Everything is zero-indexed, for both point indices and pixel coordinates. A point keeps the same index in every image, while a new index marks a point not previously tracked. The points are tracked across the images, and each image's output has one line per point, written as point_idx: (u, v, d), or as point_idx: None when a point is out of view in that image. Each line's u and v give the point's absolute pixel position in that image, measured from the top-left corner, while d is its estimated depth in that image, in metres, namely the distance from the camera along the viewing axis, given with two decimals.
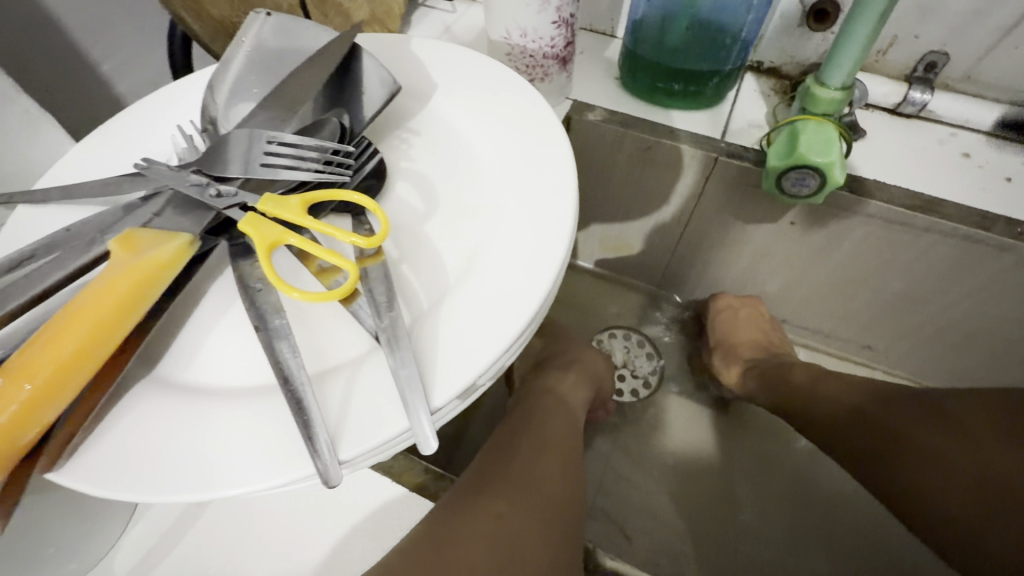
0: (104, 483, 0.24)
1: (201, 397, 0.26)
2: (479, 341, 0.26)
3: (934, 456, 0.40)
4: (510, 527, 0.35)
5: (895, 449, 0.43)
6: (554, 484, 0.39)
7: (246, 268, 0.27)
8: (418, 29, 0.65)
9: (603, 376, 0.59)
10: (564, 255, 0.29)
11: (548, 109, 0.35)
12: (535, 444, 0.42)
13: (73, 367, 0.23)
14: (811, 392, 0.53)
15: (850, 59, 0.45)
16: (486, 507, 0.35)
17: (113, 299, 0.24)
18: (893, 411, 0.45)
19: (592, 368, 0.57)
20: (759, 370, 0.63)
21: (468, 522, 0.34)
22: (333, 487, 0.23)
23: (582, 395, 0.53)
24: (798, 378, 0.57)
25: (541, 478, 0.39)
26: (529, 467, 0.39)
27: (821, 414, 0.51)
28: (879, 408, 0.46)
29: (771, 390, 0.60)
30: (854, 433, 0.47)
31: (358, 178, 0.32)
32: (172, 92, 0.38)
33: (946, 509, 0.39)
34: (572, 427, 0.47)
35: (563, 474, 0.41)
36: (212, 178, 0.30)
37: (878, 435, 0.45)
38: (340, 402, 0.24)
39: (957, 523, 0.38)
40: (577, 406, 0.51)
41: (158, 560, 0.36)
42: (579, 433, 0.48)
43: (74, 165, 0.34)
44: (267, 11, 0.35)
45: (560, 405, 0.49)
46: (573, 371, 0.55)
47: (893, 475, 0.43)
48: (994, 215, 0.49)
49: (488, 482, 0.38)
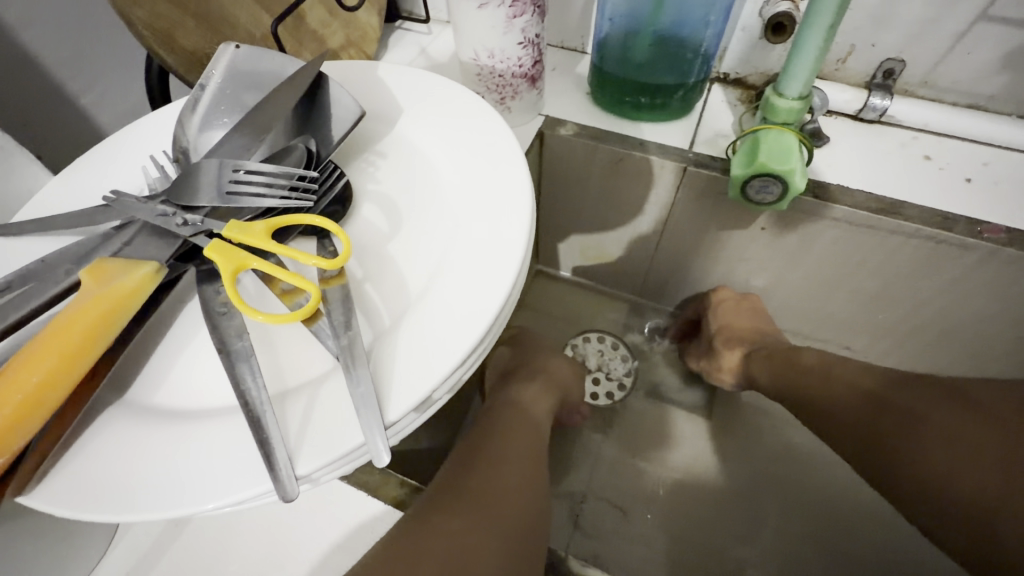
0: (69, 505, 0.25)
1: (169, 419, 0.27)
2: (436, 355, 0.27)
3: (941, 429, 0.40)
4: (472, 540, 0.35)
5: (908, 428, 0.42)
6: (518, 499, 0.40)
7: (210, 294, 0.28)
8: (395, 51, 0.67)
9: (572, 383, 0.60)
10: (519, 270, 0.30)
11: (505, 128, 0.36)
12: (500, 458, 0.43)
13: (43, 392, 0.24)
14: (825, 373, 0.52)
15: (804, 71, 0.46)
16: (446, 522, 0.35)
17: (81, 327, 0.25)
18: (904, 389, 0.44)
19: (559, 378, 0.58)
20: (766, 353, 0.61)
21: (428, 536, 0.34)
22: (289, 501, 0.24)
23: (547, 407, 0.54)
24: (807, 360, 0.55)
25: (504, 494, 0.39)
26: (496, 480, 0.40)
27: (833, 400, 0.49)
28: (891, 386, 0.45)
29: (777, 372, 0.58)
30: (861, 411, 0.46)
31: (321, 204, 0.33)
32: (146, 124, 0.39)
33: (959, 496, 0.38)
34: (536, 438, 0.48)
35: (524, 489, 0.41)
36: (179, 207, 0.31)
37: (893, 414, 0.44)
38: (300, 419, 0.25)
39: (971, 513, 0.37)
40: (543, 417, 0.52)
41: None
42: (544, 443, 0.48)
43: (50, 196, 0.35)
44: (236, 44, 0.37)
45: (526, 418, 0.50)
46: (539, 382, 0.56)
47: (903, 458, 0.41)
48: (955, 216, 0.50)
49: (453, 497, 0.38)
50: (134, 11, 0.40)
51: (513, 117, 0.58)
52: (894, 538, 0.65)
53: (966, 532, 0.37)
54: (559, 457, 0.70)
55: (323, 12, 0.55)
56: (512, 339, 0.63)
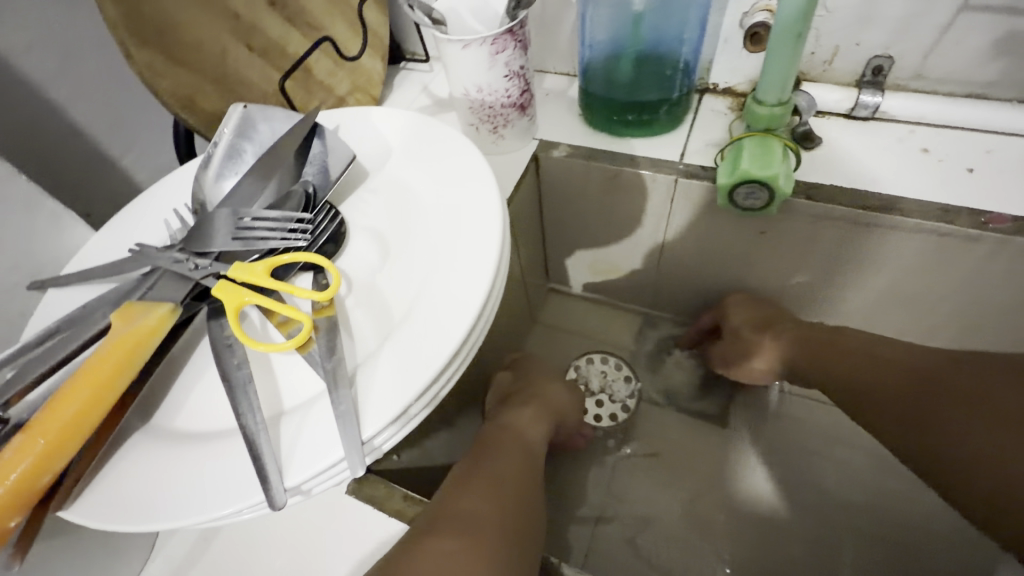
0: (97, 517, 0.28)
1: (182, 440, 0.30)
2: (411, 373, 0.29)
3: (987, 420, 0.39)
4: (463, 560, 0.36)
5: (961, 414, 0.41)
6: (510, 516, 0.42)
7: (217, 328, 0.32)
8: (400, 90, 0.72)
9: (568, 409, 0.62)
10: (489, 292, 0.32)
11: (480, 156, 0.39)
12: (494, 478, 0.45)
13: (80, 420, 0.28)
14: (852, 354, 0.51)
15: (780, 78, 0.47)
16: (436, 546, 0.37)
17: (113, 362, 0.29)
18: (942, 374, 0.44)
19: (553, 404, 0.61)
20: (799, 337, 0.59)
21: (419, 562, 0.36)
22: (278, 510, 0.27)
23: (542, 431, 0.56)
24: (849, 339, 0.53)
25: (496, 513, 0.41)
26: (488, 500, 0.42)
27: (868, 384, 0.48)
28: (928, 370, 0.45)
29: (816, 357, 0.56)
30: (898, 400, 0.45)
31: (318, 243, 0.37)
32: (172, 180, 0.44)
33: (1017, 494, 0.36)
34: (530, 461, 0.51)
35: (518, 506, 0.44)
36: (192, 254, 0.35)
37: (944, 399, 0.42)
38: (291, 436, 0.28)
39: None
40: (536, 445, 0.54)
41: None
42: (538, 473, 0.50)
43: (94, 249, 0.41)
44: (244, 105, 0.40)
45: (522, 443, 0.52)
46: (533, 407, 0.58)
47: (955, 448, 0.40)
48: (957, 208, 0.49)
49: (441, 523, 0.39)
50: (159, 82, 0.45)
51: (508, 144, 0.61)
52: (934, 547, 0.61)
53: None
54: (576, 470, 0.71)
55: (329, 63, 0.60)
56: (512, 363, 0.66)
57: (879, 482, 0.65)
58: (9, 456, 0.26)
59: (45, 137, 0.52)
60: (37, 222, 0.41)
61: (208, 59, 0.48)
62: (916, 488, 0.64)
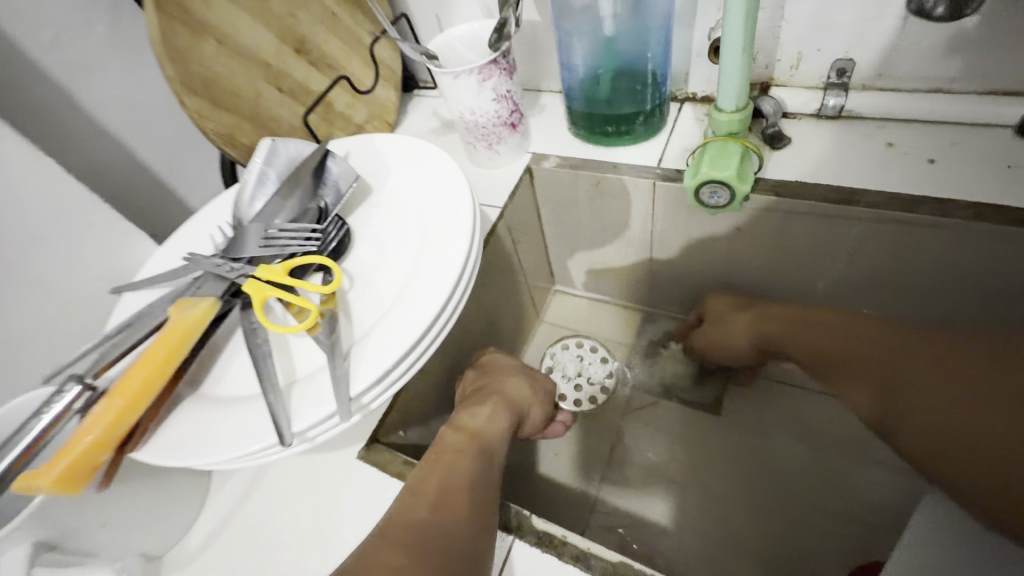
0: (158, 458, 0.37)
1: (219, 402, 0.39)
2: (391, 345, 0.37)
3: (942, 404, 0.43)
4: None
5: (930, 389, 0.45)
6: (462, 516, 0.40)
7: (248, 317, 0.40)
8: (413, 115, 0.81)
9: (529, 404, 0.59)
10: (456, 280, 0.39)
11: (459, 170, 0.46)
12: (452, 475, 0.43)
13: (149, 384, 0.36)
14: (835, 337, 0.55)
15: (734, 88, 0.52)
16: (381, 557, 0.35)
17: (173, 340, 0.38)
18: (908, 361, 0.48)
19: (513, 398, 0.57)
20: (774, 312, 0.63)
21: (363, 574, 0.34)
22: (287, 447, 0.34)
23: (502, 427, 0.53)
24: (819, 315, 0.58)
25: (449, 516, 0.39)
26: (440, 503, 0.40)
27: (853, 365, 0.53)
28: (898, 356, 0.49)
29: (793, 330, 0.60)
30: (878, 380, 0.50)
31: (328, 247, 0.45)
32: (218, 203, 0.54)
33: (962, 459, 0.41)
34: (489, 456, 0.48)
35: (473, 503, 0.41)
36: (229, 259, 0.44)
37: (917, 374, 0.46)
38: (299, 393, 0.36)
39: (971, 476, 0.40)
40: (495, 442, 0.50)
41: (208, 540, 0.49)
42: (496, 474, 0.47)
43: (158, 261, 0.51)
44: (271, 139, 0.49)
45: (475, 440, 0.49)
46: (491, 403, 0.55)
47: (924, 426, 0.44)
48: (917, 196, 0.52)
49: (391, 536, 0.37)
50: (207, 124, 0.55)
51: (502, 159, 0.68)
52: None
53: (968, 492, 0.40)
54: (577, 456, 0.76)
55: (347, 97, 0.70)
56: (480, 362, 0.64)
57: (869, 466, 0.67)
58: (97, 413, 0.35)
59: (122, 172, 0.63)
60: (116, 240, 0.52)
61: (245, 102, 0.59)
62: (907, 473, 0.65)
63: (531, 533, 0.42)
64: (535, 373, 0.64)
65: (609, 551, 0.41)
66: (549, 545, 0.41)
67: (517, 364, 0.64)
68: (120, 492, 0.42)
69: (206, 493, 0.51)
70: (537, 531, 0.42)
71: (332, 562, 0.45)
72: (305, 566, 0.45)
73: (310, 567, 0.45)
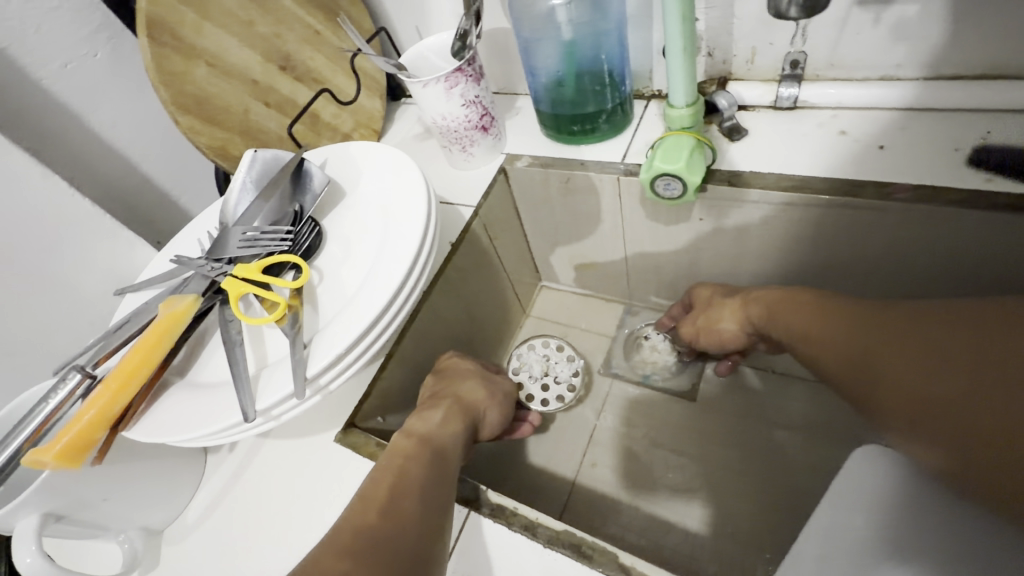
0: (146, 435, 0.42)
1: (201, 387, 0.44)
2: (343, 332, 0.41)
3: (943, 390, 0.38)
4: None
5: (929, 374, 0.39)
6: (415, 524, 0.41)
7: (226, 311, 0.45)
8: (400, 122, 0.86)
9: (486, 408, 0.62)
10: (406, 273, 0.44)
11: (419, 174, 0.50)
12: (406, 485, 0.44)
13: (137, 370, 0.41)
14: (813, 316, 0.50)
15: (682, 84, 0.54)
16: (330, 567, 0.36)
17: (159, 331, 0.42)
18: (897, 334, 0.42)
19: (469, 402, 0.60)
20: (761, 294, 0.59)
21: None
22: (250, 423, 0.39)
23: (456, 430, 0.54)
24: (804, 296, 0.53)
25: (402, 526, 0.41)
26: (392, 512, 0.42)
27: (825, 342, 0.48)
28: (883, 330, 0.43)
29: (775, 310, 0.55)
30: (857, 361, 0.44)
31: (300, 247, 0.49)
32: (210, 210, 0.59)
33: (965, 449, 0.36)
34: (444, 464, 0.49)
35: (428, 509, 0.43)
36: (211, 260, 0.48)
37: (897, 350, 0.42)
38: (266, 375, 0.41)
39: (976, 463, 0.35)
40: (450, 445, 0.52)
41: (202, 517, 0.54)
42: (450, 473, 0.48)
43: (156, 265, 0.56)
44: (254, 151, 0.54)
45: (427, 444, 0.50)
46: (446, 408, 0.57)
47: (920, 411, 0.39)
48: (863, 181, 0.53)
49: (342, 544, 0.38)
50: (200, 139, 0.61)
51: (476, 161, 0.71)
52: None
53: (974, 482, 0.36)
54: (558, 443, 0.79)
55: (334, 108, 0.74)
56: (439, 366, 0.66)
57: (838, 450, 0.68)
58: (92, 398, 0.40)
59: (128, 186, 0.69)
60: (119, 246, 0.57)
61: (235, 117, 0.64)
62: None
63: (486, 506, 0.47)
64: (494, 378, 0.67)
65: (553, 519, 0.46)
66: (501, 516, 0.46)
67: (474, 367, 0.66)
68: (120, 470, 0.47)
69: (201, 474, 0.56)
70: (491, 505, 0.47)
71: (309, 534, 0.50)
72: (286, 538, 0.50)
73: (290, 538, 0.50)
